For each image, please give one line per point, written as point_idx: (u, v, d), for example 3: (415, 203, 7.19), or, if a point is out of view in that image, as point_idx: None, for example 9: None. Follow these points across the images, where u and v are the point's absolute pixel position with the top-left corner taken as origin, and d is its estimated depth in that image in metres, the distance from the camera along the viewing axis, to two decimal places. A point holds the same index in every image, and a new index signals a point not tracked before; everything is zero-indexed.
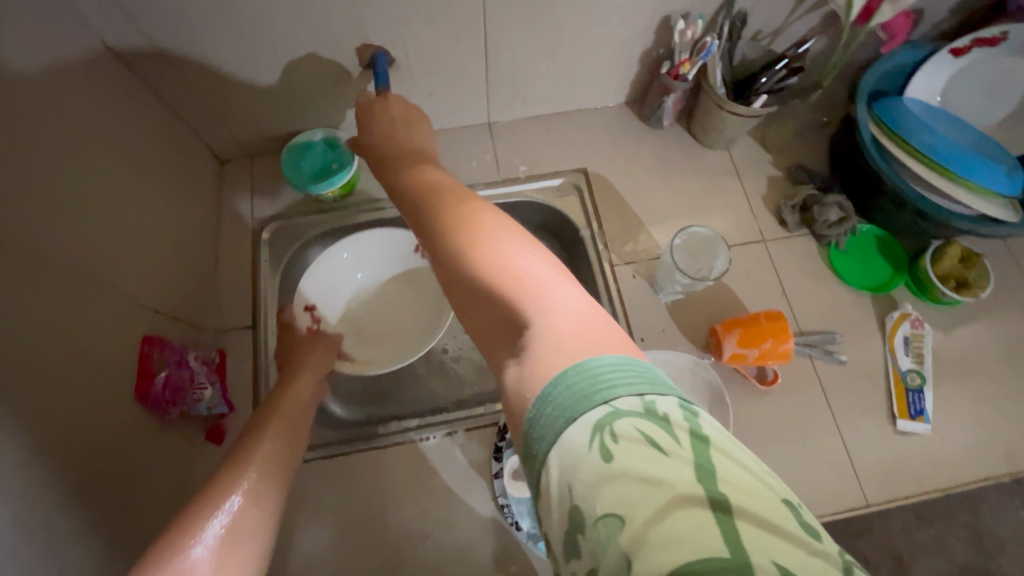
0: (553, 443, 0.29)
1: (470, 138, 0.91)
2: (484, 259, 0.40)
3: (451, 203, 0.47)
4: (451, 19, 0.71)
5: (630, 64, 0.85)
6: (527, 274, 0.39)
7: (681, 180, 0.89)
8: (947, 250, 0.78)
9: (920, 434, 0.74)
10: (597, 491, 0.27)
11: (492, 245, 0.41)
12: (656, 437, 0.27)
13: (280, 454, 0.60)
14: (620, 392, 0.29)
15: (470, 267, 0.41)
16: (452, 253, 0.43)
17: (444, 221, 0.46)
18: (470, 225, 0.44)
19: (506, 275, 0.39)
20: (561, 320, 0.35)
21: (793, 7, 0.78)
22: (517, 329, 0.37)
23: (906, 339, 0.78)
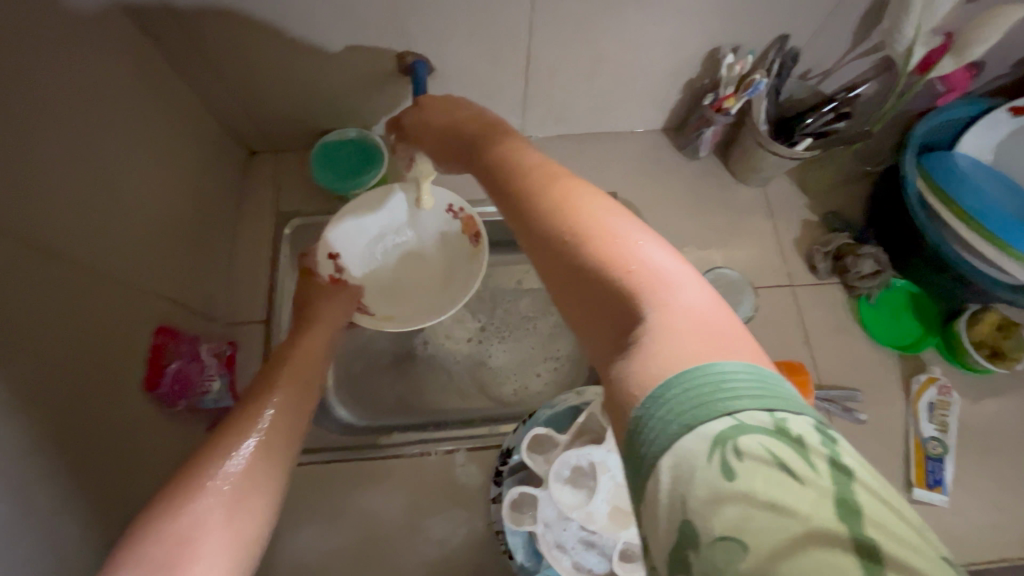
0: (667, 449, 0.26)
1: None
2: (591, 238, 0.36)
3: (541, 171, 0.42)
4: (493, 34, 0.70)
5: (671, 92, 0.83)
6: (642, 260, 0.35)
7: (711, 215, 0.87)
8: (984, 316, 0.75)
9: (936, 506, 0.71)
10: (716, 507, 0.24)
11: (598, 224, 0.37)
12: (788, 458, 0.25)
13: (283, 425, 0.56)
14: (749, 403, 0.26)
15: (573, 246, 0.37)
16: (547, 233, 0.38)
17: (535, 192, 0.41)
18: (571, 199, 0.39)
19: (616, 265, 0.35)
20: (683, 317, 0.31)
21: (848, 49, 0.75)
22: (626, 318, 0.34)
23: (931, 404, 0.75)
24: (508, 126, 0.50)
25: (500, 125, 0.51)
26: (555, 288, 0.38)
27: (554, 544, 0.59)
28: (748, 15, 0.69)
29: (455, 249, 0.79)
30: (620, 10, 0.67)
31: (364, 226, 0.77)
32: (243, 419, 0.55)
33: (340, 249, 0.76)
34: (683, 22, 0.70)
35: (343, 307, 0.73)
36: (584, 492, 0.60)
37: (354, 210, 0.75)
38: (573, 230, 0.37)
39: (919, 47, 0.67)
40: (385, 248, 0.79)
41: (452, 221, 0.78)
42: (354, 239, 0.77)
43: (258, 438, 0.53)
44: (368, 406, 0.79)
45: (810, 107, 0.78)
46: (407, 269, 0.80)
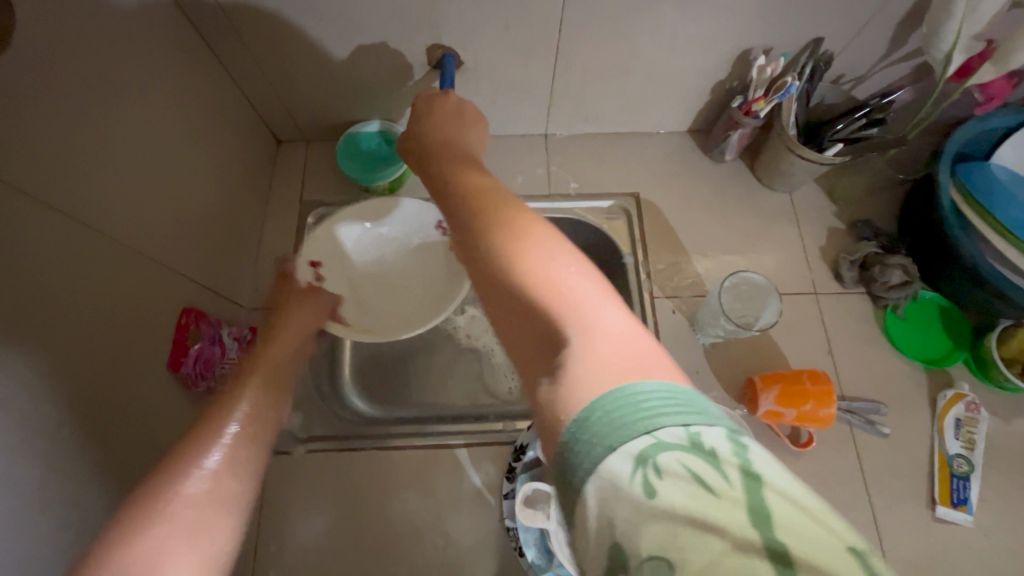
0: (591, 474, 0.26)
1: (524, 148, 0.90)
2: (522, 266, 0.37)
3: (485, 207, 0.44)
4: (524, 29, 0.70)
5: (700, 94, 0.82)
6: (570, 284, 0.35)
7: (737, 219, 0.86)
8: (1016, 332, 0.72)
9: (960, 526, 0.69)
10: (636, 529, 0.24)
11: (533, 250, 0.38)
12: (702, 471, 0.24)
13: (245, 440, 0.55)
14: (663, 422, 0.26)
15: (508, 269, 0.38)
16: (486, 256, 0.40)
17: (478, 227, 0.42)
18: (507, 233, 0.41)
19: (547, 288, 0.35)
20: (603, 340, 0.31)
21: (883, 54, 0.74)
22: (551, 342, 0.34)
23: (958, 421, 0.73)
24: (474, 159, 0.54)
25: (466, 156, 0.55)
26: (493, 310, 0.39)
27: (566, 543, 0.59)
28: (784, 15, 0.68)
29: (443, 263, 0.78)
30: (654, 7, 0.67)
31: (352, 239, 0.78)
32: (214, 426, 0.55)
33: (326, 259, 0.76)
34: (717, 21, 0.69)
35: (318, 317, 0.71)
36: None
37: (342, 222, 0.77)
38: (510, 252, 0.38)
39: (958, 54, 0.66)
40: (369, 258, 0.79)
41: (439, 238, 0.79)
42: (339, 250, 0.77)
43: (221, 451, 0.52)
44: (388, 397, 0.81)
45: (841, 112, 0.76)
46: (389, 279, 0.79)
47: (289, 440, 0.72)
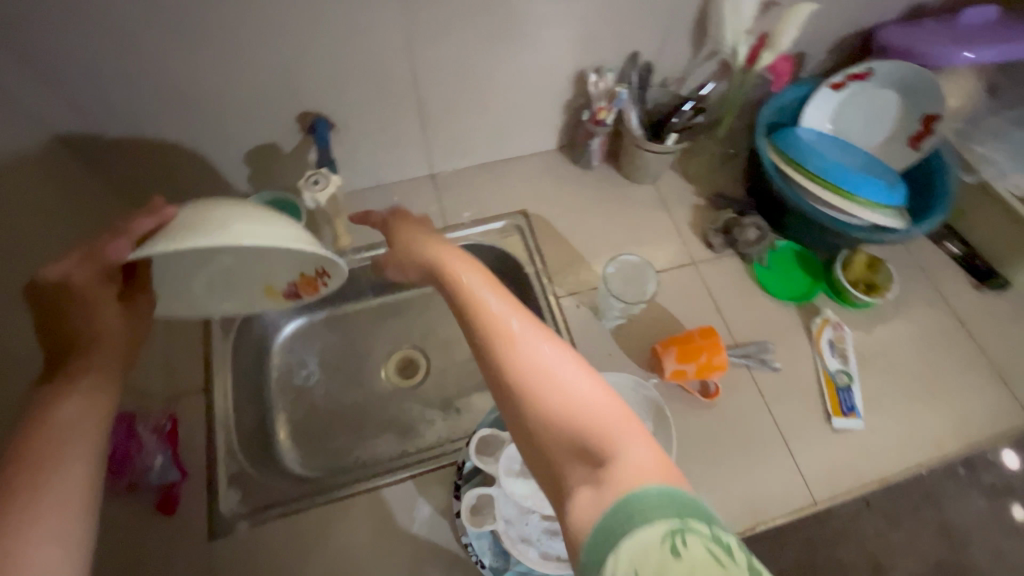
0: (625, 536, 0.33)
1: (413, 190, 0.96)
2: (548, 388, 0.42)
3: (503, 320, 0.48)
4: (386, 83, 0.77)
5: (556, 114, 0.93)
6: (592, 402, 0.41)
7: (616, 214, 0.96)
8: (854, 258, 0.88)
9: (854, 431, 0.79)
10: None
11: (549, 371, 0.43)
12: (717, 554, 0.31)
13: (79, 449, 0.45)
14: (695, 518, 0.33)
15: (531, 386, 0.42)
16: (509, 373, 0.44)
17: (499, 339, 0.46)
18: (528, 349, 0.45)
19: (574, 410, 0.40)
20: (636, 460, 0.37)
21: (692, 56, 0.88)
22: (584, 456, 0.39)
23: (830, 342, 0.84)
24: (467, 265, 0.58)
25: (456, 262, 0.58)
26: (514, 422, 0.42)
27: (519, 539, 0.62)
28: (604, 35, 0.80)
29: (248, 286, 0.64)
30: (495, 48, 0.77)
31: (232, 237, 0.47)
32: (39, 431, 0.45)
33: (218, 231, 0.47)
34: (550, 50, 0.80)
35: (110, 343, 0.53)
36: (535, 480, 0.63)
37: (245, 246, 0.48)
38: (529, 371, 0.43)
39: (742, 44, 0.81)
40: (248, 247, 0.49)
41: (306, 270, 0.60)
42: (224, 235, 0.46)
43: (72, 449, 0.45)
44: (331, 453, 0.82)
45: (673, 109, 0.90)
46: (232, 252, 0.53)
47: (230, 521, 0.69)
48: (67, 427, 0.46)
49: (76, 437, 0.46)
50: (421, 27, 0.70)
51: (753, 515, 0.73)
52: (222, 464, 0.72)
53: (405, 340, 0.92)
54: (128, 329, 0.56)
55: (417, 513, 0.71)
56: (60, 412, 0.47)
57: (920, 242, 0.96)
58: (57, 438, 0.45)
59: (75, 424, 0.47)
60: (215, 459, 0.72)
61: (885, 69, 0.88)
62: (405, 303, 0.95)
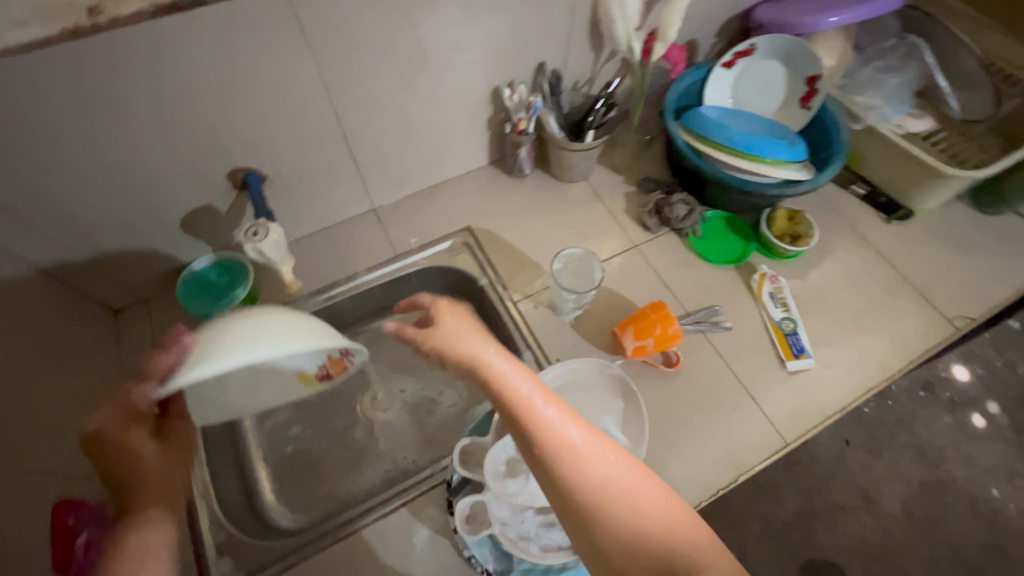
0: None
1: (358, 227, 0.98)
2: (629, 519, 0.44)
3: (567, 431, 0.48)
4: (310, 129, 0.79)
5: (481, 131, 0.97)
6: (668, 526, 0.45)
7: (556, 214, 1.01)
8: (774, 215, 0.95)
9: (808, 369, 0.85)
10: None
11: (623, 494, 0.45)
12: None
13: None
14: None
15: (605, 510, 0.45)
16: (582, 496, 0.45)
17: (566, 457, 0.47)
18: (602, 468, 0.47)
19: (651, 534, 0.44)
20: None
21: (594, 59, 0.95)
22: None
23: (771, 294, 0.91)
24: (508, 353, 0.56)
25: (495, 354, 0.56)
26: (586, 541, 0.45)
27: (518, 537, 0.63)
28: (509, 53, 0.85)
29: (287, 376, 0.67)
30: (409, 80, 0.81)
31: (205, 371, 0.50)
32: (115, 562, 0.46)
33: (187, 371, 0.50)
34: (461, 73, 0.85)
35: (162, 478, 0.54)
36: (522, 476, 0.65)
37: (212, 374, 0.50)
38: (603, 495, 0.45)
39: (635, 42, 0.87)
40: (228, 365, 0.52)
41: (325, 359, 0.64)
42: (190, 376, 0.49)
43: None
44: (321, 499, 0.81)
45: (588, 108, 0.96)
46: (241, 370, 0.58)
47: None
48: (136, 559, 0.46)
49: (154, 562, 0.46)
50: (333, 71, 0.73)
51: (735, 467, 0.77)
52: (208, 534, 0.70)
53: (376, 373, 0.93)
54: (171, 453, 0.56)
55: (416, 537, 0.72)
56: (127, 548, 0.47)
57: (830, 190, 1.05)
58: (133, 564, 0.46)
59: (142, 557, 0.47)
60: (201, 530, 0.70)
61: (763, 44, 0.98)
62: (369, 338, 0.96)
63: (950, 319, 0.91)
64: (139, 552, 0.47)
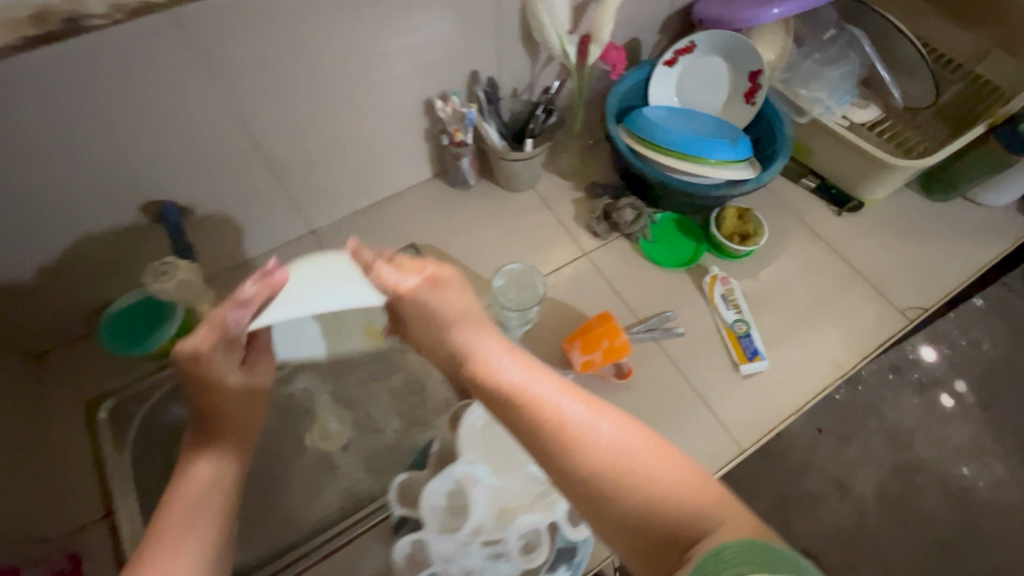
0: None
1: (296, 251, 0.94)
2: (622, 484, 0.45)
3: (550, 411, 0.49)
4: (230, 155, 0.75)
5: (419, 144, 0.94)
6: (663, 484, 0.45)
7: (503, 225, 0.98)
8: (724, 214, 0.94)
9: (762, 371, 0.83)
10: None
11: (617, 460, 0.46)
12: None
13: (206, 513, 0.53)
14: (784, 565, 0.35)
15: (603, 479, 0.46)
16: (577, 471, 0.47)
17: (553, 435, 0.48)
18: (596, 442, 0.47)
19: (648, 495, 0.45)
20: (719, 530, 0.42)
21: (531, 65, 0.91)
22: (672, 542, 0.43)
23: (723, 296, 0.89)
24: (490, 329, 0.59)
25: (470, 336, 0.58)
26: (594, 513, 0.46)
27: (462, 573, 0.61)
28: (441, 62, 0.82)
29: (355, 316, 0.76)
30: (334, 97, 0.77)
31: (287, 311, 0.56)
32: (183, 488, 0.55)
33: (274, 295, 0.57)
34: (391, 87, 0.81)
35: (240, 408, 0.64)
36: (464, 507, 0.63)
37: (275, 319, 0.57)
38: (594, 464, 0.46)
39: (568, 45, 0.84)
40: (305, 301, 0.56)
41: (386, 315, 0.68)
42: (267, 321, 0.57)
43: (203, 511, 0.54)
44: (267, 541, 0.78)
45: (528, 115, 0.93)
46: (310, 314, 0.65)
47: None
48: (194, 494, 0.55)
49: (202, 504, 0.54)
50: (246, 94, 0.69)
51: None
52: None
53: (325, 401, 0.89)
54: (251, 393, 0.66)
55: None
56: (192, 478, 0.56)
57: (780, 185, 1.03)
58: (194, 498, 0.54)
59: (198, 492, 0.55)
60: None
61: (702, 40, 0.96)
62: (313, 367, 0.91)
63: (902, 310, 0.91)
64: (203, 484, 0.56)
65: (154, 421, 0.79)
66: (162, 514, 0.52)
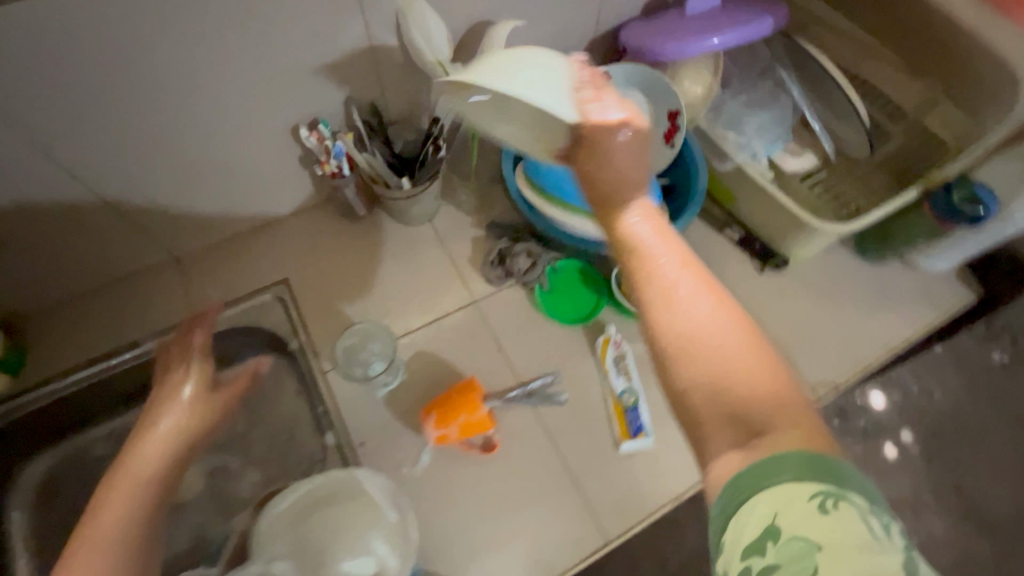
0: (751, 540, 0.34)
1: (155, 280, 0.85)
2: (700, 357, 0.40)
3: (660, 277, 0.44)
4: (45, 184, 0.66)
5: (297, 170, 0.84)
6: (745, 368, 0.39)
7: (390, 262, 0.89)
8: (626, 268, 0.84)
9: (645, 450, 0.76)
10: (800, 522, 0.32)
11: (712, 332, 0.40)
12: (871, 523, 0.32)
13: (176, 448, 0.54)
14: (855, 489, 0.34)
15: (688, 347, 0.41)
16: (666, 330, 0.42)
17: (653, 296, 0.44)
18: (685, 310, 0.42)
19: (727, 377, 0.39)
20: (786, 429, 0.37)
21: (423, 89, 0.82)
22: (732, 428, 0.38)
23: (615, 361, 0.80)
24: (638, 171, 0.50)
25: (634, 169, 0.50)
26: (670, 378, 0.42)
27: None
28: (307, 88, 0.73)
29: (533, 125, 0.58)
30: (175, 126, 0.68)
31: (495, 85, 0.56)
32: (145, 423, 0.55)
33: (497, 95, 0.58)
34: (248, 113, 0.72)
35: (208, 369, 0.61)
36: None
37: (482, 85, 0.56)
38: (676, 331, 0.41)
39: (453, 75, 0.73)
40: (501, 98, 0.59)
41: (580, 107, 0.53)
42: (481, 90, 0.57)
43: (165, 447, 0.54)
44: None
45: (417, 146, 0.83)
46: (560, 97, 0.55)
47: None
48: (165, 430, 0.55)
49: (161, 448, 0.54)
50: (47, 124, 0.60)
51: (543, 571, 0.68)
52: None
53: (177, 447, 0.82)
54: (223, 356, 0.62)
55: None
56: (156, 415, 0.56)
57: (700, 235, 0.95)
58: (163, 438, 0.54)
59: (172, 430, 0.55)
60: None
61: (619, 73, 0.86)
62: None
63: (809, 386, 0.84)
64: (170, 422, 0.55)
65: None
66: (137, 443, 0.53)
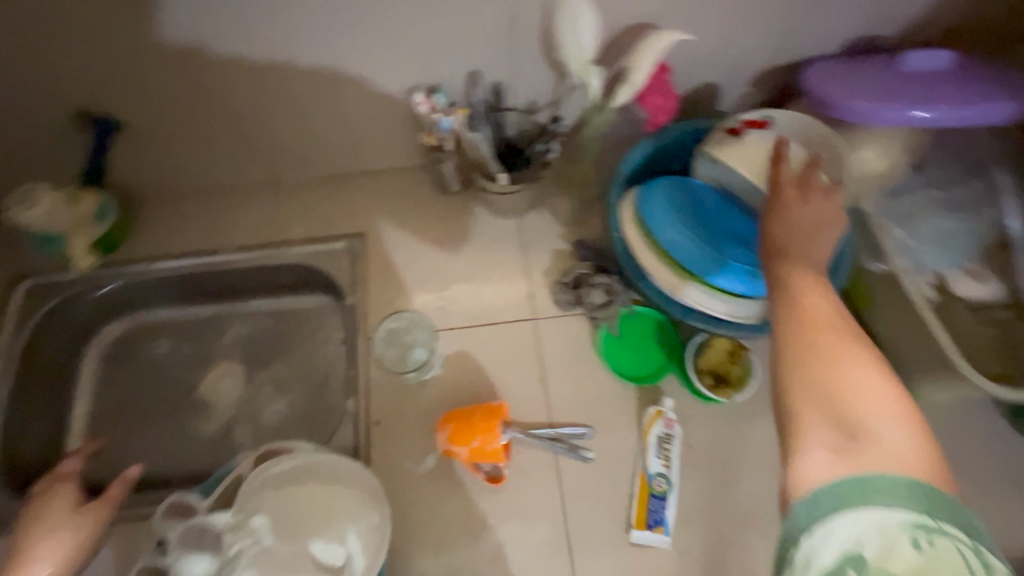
0: (822, 536, 0.35)
1: (250, 195, 0.88)
2: (823, 363, 0.43)
3: (811, 297, 0.49)
4: (177, 83, 0.69)
5: (405, 129, 0.81)
6: (864, 385, 0.41)
7: (463, 248, 0.84)
8: (710, 343, 0.75)
9: (658, 548, 0.67)
10: (889, 558, 0.33)
11: (842, 349, 0.43)
12: (967, 562, 0.33)
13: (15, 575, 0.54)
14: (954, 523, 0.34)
15: (814, 352, 0.44)
16: (797, 337, 0.46)
17: (796, 311, 0.48)
18: (819, 328, 0.46)
19: (843, 385, 0.41)
20: (889, 447, 0.37)
21: (555, 80, 0.74)
22: (837, 427, 0.40)
23: (659, 440, 0.71)
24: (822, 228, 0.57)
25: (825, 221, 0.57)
26: (784, 376, 0.45)
27: None
28: (436, 50, 0.68)
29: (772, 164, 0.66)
30: (301, 56, 0.67)
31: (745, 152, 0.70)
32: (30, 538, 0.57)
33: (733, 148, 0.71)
34: (372, 60, 0.69)
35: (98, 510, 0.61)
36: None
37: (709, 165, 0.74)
38: (810, 338, 0.45)
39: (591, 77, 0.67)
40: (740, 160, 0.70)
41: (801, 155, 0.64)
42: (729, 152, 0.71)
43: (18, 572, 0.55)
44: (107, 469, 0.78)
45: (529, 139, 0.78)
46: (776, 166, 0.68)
47: None
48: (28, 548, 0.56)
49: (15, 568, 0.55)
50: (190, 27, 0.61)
51: None
52: None
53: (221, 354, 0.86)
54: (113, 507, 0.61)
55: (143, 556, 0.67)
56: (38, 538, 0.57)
57: None
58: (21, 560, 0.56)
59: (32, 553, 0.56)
60: None
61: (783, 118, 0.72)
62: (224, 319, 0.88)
63: None
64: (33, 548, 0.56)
65: (48, 321, 0.79)
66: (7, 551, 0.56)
